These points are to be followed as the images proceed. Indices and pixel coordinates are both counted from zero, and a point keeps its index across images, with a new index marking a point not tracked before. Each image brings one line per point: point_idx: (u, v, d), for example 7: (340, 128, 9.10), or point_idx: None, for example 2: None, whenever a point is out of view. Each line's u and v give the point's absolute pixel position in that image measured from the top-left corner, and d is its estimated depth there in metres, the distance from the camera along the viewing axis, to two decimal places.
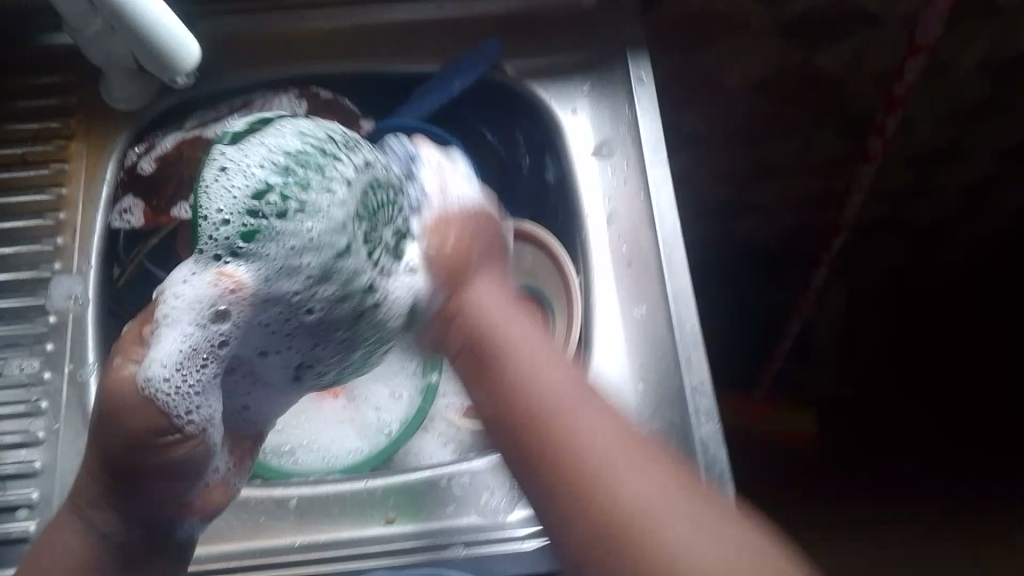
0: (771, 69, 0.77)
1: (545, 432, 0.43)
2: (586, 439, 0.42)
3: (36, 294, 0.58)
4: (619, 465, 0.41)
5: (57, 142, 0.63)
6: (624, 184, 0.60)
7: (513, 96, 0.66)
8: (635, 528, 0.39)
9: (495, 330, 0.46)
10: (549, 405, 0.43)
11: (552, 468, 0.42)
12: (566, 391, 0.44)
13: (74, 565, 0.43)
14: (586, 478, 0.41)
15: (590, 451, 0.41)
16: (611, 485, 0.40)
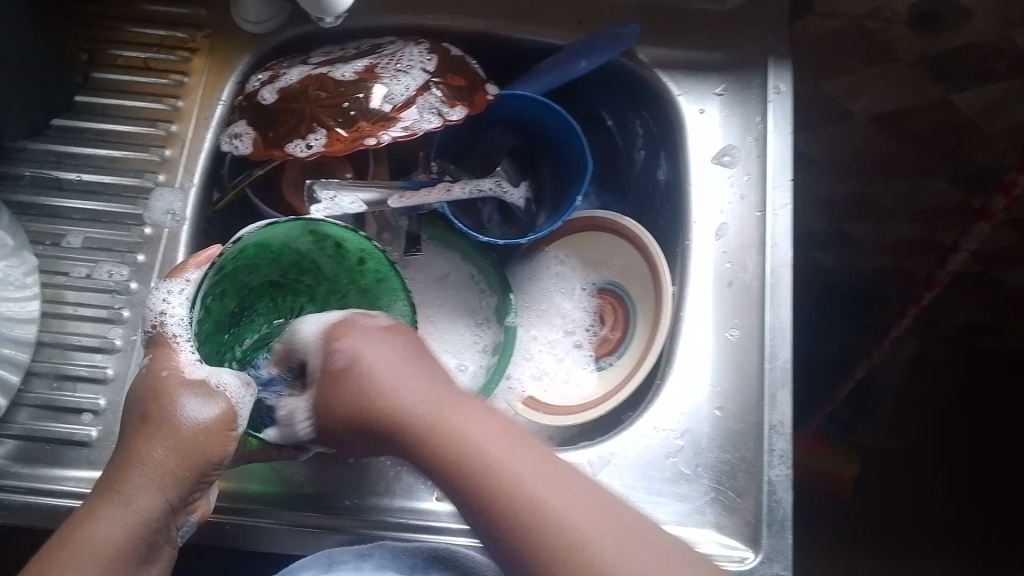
0: (903, 103, 0.73)
1: (466, 467, 0.40)
2: (506, 474, 0.39)
3: (136, 203, 0.58)
4: (562, 511, 0.38)
5: (181, 54, 0.62)
6: (742, 200, 0.57)
7: (640, 86, 0.63)
8: (560, 557, 0.37)
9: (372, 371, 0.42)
10: (453, 419, 0.41)
11: (477, 505, 0.40)
12: (488, 433, 0.41)
13: (113, 551, 0.39)
14: (516, 514, 0.38)
15: (509, 489, 0.39)
16: (532, 510, 0.38)
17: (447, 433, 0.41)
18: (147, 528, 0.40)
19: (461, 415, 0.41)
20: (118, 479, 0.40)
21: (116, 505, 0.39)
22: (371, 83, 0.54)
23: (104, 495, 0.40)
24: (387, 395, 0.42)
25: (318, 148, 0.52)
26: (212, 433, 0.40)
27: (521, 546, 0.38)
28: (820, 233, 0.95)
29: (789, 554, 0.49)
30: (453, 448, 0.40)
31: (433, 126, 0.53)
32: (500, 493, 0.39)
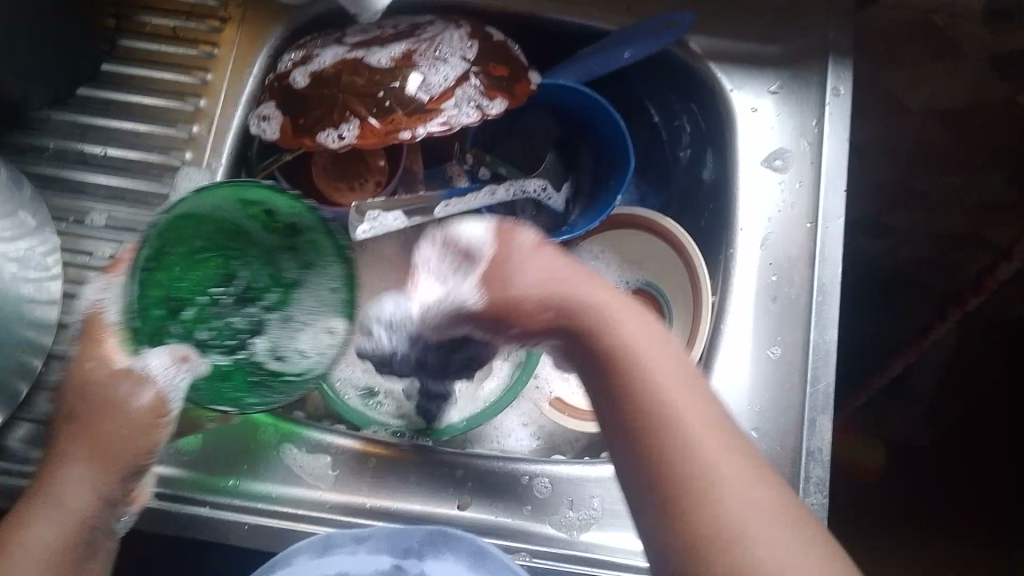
0: (967, 100, 0.69)
1: (647, 422, 0.40)
2: (649, 369, 0.41)
3: (162, 182, 0.57)
4: (708, 500, 0.37)
5: (210, 24, 0.60)
6: (792, 207, 0.55)
7: (689, 76, 0.59)
8: (705, 527, 0.37)
9: (631, 347, 0.42)
10: (615, 316, 0.43)
11: (649, 464, 0.39)
12: (669, 379, 0.41)
13: (63, 546, 0.42)
14: (672, 441, 0.39)
15: (677, 420, 0.39)
16: (680, 449, 0.38)
17: (602, 321, 0.43)
18: (87, 528, 0.43)
19: (627, 320, 0.43)
20: (59, 458, 0.43)
21: (48, 515, 0.42)
22: (409, 72, 0.51)
23: (37, 496, 0.42)
24: (613, 326, 0.43)
25: (350, 140, 0.50)
26: (107, 481, 0.43)
27: (669, 505, 0.38)
28: (864, 224, 0.91)
29: None
30: (640, 371, 0.41)
31: (472, 120, 0.51)
32: (614, 420, 0.41)
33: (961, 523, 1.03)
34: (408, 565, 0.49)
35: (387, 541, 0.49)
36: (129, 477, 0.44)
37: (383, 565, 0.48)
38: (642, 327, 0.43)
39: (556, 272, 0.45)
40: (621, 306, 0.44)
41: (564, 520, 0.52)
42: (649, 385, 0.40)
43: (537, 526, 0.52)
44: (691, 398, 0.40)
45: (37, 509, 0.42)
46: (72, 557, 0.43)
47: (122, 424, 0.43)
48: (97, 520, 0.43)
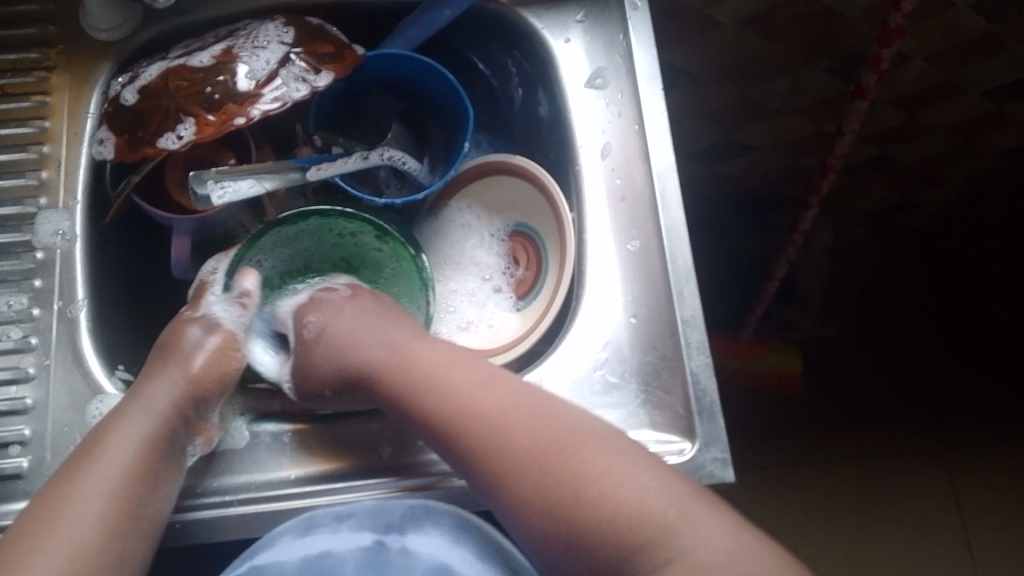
0: (765, 5, 0.75)
1: (519, 461, 0.46)
2: (545, 449, 0.46)
3: (22, 231, 0.57)
4: (598, 459, 0.45)
5: (38, 74, 0.61)
6: (619, 116, 0.59)
7: (505, 26, 0.63)
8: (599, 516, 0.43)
9: (487, 431, 0.48)
10: (432, 382, 0.51)
11: (521, 497, 0.46)
12: (555, 434, 0.47)
13: (124, 462, 0.48)
14: (529, 462, 0.46)
15: (536, 443, 0.47)
16: (578, 492, 0.44)
17: (501, 407, 0.49)
18: (168, 427, 0.51)
19: (513, 397, 0.49)
20: (127, 399, 0.51)
21: (139, 414, 0.50)
22: (231, 65, 0.54)
23: (127, 399, 0.51)
24: (459, 396, 0.50)
25: (189, 138, 0.53)
26: (180, 397, 0.52)
27: (554, 481, 0.45)
28: (717, 147, 0.98)
29: (723, 436, 0.51)
30: (535, 449, 0.46)
31: (303, 94, 0.54)
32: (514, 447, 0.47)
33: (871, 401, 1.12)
34: (390, 540, 0.50)
35: (368, 518, 0.50)
36: (203, 399, 0.54)
37: (366, 543, 0.50)
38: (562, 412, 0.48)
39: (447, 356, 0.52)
40: (489, 393, 0.49)
41: None
42: (523, 432, 0.47)
43: None
44: (559, 422, 0.47)
45: (127, 413, 0.50)
46: (149, 462, 0.49)
47: (189, 357, 0.54)
48: (175, 426, 0.51)
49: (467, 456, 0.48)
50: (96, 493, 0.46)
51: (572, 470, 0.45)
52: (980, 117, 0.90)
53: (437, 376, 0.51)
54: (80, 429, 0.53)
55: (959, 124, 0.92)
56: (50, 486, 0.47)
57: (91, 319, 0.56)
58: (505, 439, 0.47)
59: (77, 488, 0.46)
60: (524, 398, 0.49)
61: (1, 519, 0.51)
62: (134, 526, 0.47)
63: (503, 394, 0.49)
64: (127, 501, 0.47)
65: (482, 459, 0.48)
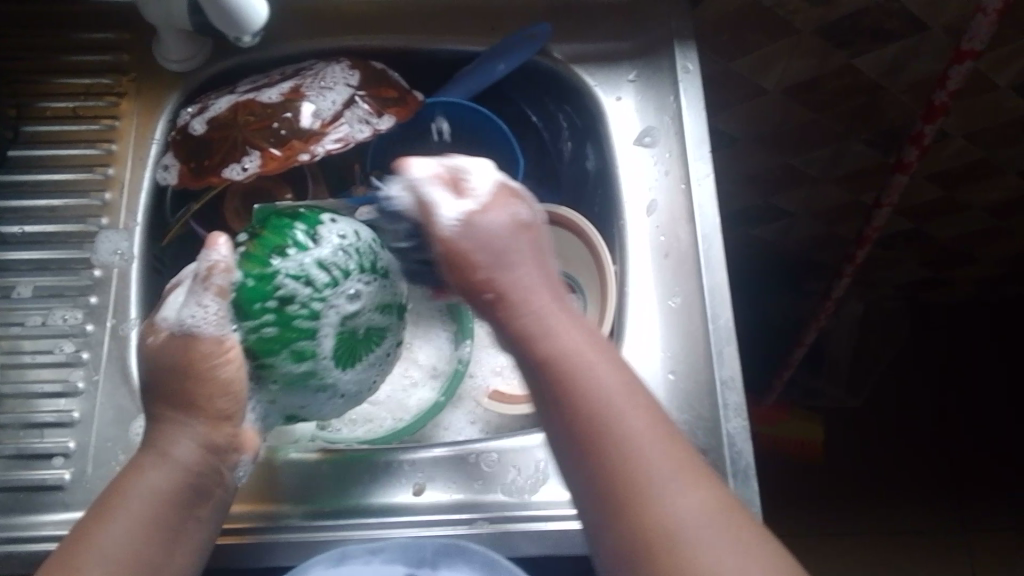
0: (810, 75, 0.76)
1: (627, 465, 0.41)
2: (657, 483, 0.40)
3: (82, 249, 0.59)
4: (705, 511, 0.40)
5: (109, 99, 0.63)
6: (666, 175, 0.60)
7: (560, 81, 0.66)
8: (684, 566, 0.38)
9: (609, 411, 0.42)
10: (572, 362, 0.43)
11: (612, 497, 0.40)
12: (666, 472, 0.40)
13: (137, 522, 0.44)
14: (638, 482, 0.40)
15: (647, 479, 0.40)
16: (671, 529, 0.39)
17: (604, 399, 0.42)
18: (190, 478, 0.46)
19: (637, 417, 0.42)
20: (142, 456, 0.46)
21: (155, 467, 0.45)
22: (298, 103, 0.56)
23: (145, 452, 0.46)
24: (595, 387, 0.42)
25: (254, 169, 0.55)
26: (202, 437, 0.47)
27: (639, 518, 0.40)
28: (753, 210, 0.99)
29: (755, 499, 0.51)
30: (646, 482, 0.40)
31: (365, 135, 0.56)
32: (621, 463, 0.40)
33: (892, 472, 1.12)
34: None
35: (401, 552, 0.50)
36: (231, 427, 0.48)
37: (399, 574, 0.49)
38: (684, 465, 0.41)
39: (579, 342, 0.44)
40: (616, 396, 0.42)
41: (515, 486, 0.53)
42: (647, 465, 0.40)
43: (487, 496, 0.53)
44: (686, 455, 0.42)
45: (144, 465, 0.46)
46: (175, 517, 0.45)
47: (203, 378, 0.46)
48: (201, 474, 0.46)
49: (564, 417, 0.42)
50: (104, 562, 0.42)
51: (671, 509, 0.40)
52: (1016, 197, 0.91)
53: (562, 351, 0.43)
54: (122, 446, 0.54)
55: (996, 201, 0.92)
56: (79, 526, 0.44)
57: None
58: (621, 436, 0.41)
59: (81, 557, 0.42)
60: (648, 424, 0.42)
61: (39, 528, 0.52)
62: (161, 561, 0.44)
63: (633, 413, 0.42)
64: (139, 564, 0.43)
65: (579, 429, 0.42)
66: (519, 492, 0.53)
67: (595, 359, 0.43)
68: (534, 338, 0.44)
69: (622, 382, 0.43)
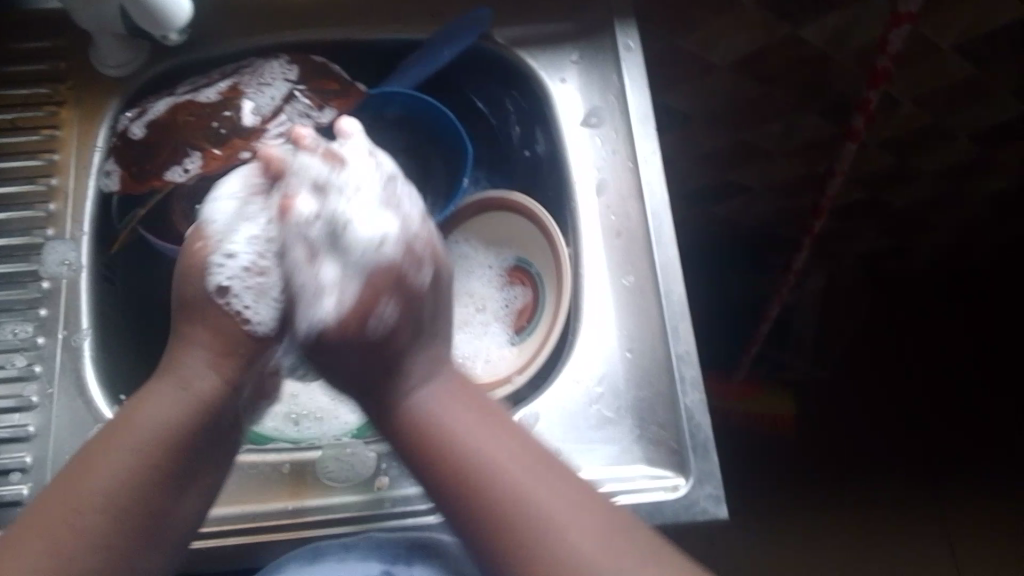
0: (757, 47, 0.77)
1: (501, 504, 0.45)
2: (541, 504, 0.45)
3: (29, 261, 0.58)
4: (574, 528, 0.44)
5: (48, 108, 0.62)
6: (614, 154, 0.61)
7: (504, 66, 0.66)
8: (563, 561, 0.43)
9: (474, 465, 0.47)
10: (434, 428, 0.49)
11: (488, 536, 0.45)
12: (559, 507, 0.45)
13: (145, 443, 0.46)
14: (517, 518, 0.45)
15: (529, 504, 0.45)
16: (549, 540, 0.44)
17: (475, 446, 0.48)
18: (201, 410, 0.48)
19: (532, 480, 0.46)
20: (164, 374, 0.49)
21: (165, 394, 0.48)
22: (238, 100, 0.57)
23: (165, 380, 0.49)
24: (462, 452, 0.48)
25: (195, 171, 0.56)
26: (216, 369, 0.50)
27: (514, 550, 0.44)
28: (711, 186, 1.00)
29: (716, 473, 0.51)
30: (537, 527, 0.44)
31: (307, 129, 0.56)
32: (489, 509, 0.45)
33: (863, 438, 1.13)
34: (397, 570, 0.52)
35: (376, 547, 0.52)
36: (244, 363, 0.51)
37: (373, 572, 0.52)
38: (553, 495, 0.45)
39: (478, 417, 0.50)
40: (501, 458, 0.47)
41: None
42: (526, 504, 0.45)
43: None
44: (518, 494, 0.45)
45: (154, 395, 0.48)
46: (175, 451, 0.47)
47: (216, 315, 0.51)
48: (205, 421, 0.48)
49: (444, 496, 0.48)
50: (100, 484, 0.44)
51: (560, 531, 0.44)
52: (967, 161, 0.93)
53: (472, 444, 0.48)
54: None
55: (948, 166, 0.94)
56: (83, 453, 0.46)
57: (94, 349, 0.57)
58: (486, 486, 0.46)
59: (82, 480, 0.44)
60: (546, 471, 0.47)
61: None
62: (152, 499, 0.45)
63: (514, 467, 0.47)
64: (129, 500, 0.44)
65: (451, 487, 0.47)
66: None
67: (496, 440, 0.48)
68: (416, 431, 0.50)
69: (554, 464, 0.48)
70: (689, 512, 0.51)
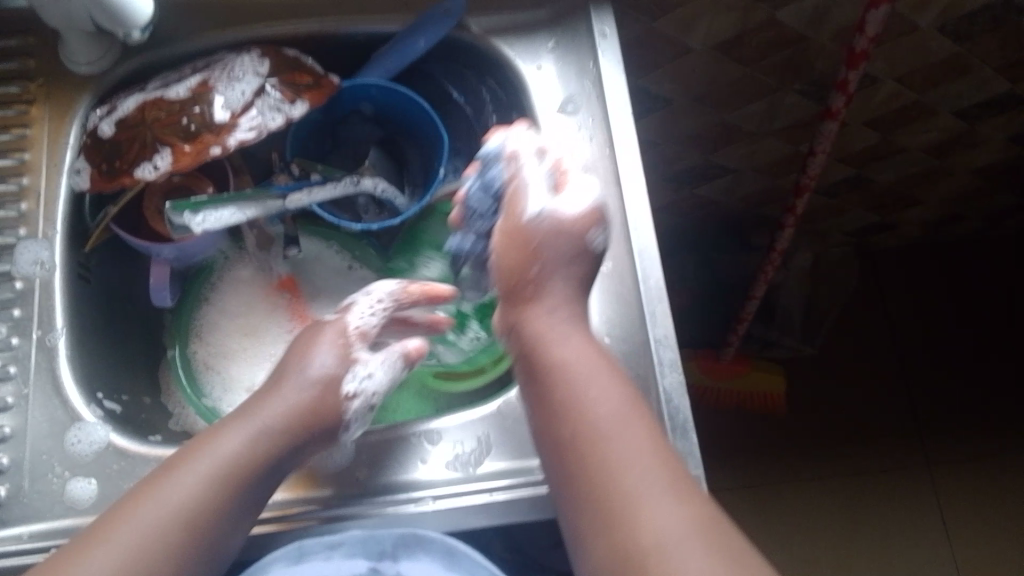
0: (735, 30, 0.76)
1: (587, 451, 0.48)
2: (616, 466, 0.46)
3: (2, 261, 0.58)
4: (635, 481, 0.45)
5: (18, 107, 0.62)
6: (591, 141, 0.60)
7: (480, 54, 0.65)
8: (618, 512, 0.45)
9: (577, 411, 0.49)
10: (544, 352, 0.52)
11: (572, 485, 0.48)
12: (632, 459, 0.46)
13: (214, 476, 0.47)
14: (591, 457, 0.47)
15: (617, 460, 0.47)
16: (631, 502, 0.45)
17: (611, 442, 0.47)
18: (262, 458, 0.49)
19: (625, 429, 0.48)
20: (259, 401, 0.51)
21: (242, 429, 0.50)
22: (209, 96, 0.55)
23: (240, 416, 0.50)
24: (569, 385, 0.51)
25: (165, 168, 0.54)
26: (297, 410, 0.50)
27: (596, 499, 0.46)
28: (696, 171, 0.99)
29: (696, 452, 0.51)
30: (614, 482, 0.46)
31: (279, 123, 0.55)
32: (603, 444, 0.48)
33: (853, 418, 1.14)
34: (384, 566, 0.49)
35: (359, 545, 0.49)
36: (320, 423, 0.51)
37: (359, 569, 0.49)
38: (626, 451, 0.47)
39: (588, 358, 0.52)
40: (611, 420, 0.48)
41: (459, 463, 0.54)
42: (601, 453, 0.47)
43: (434, 475, 0.54)
44: (615, 439, 0.48)
45: (231, 428, 0.50)
46: (236, 489, 0.48)
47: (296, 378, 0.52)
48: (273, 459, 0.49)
49: (541, 439, 0.51)
50: (156, 510, 0.45)
51: (630, 488, 0.45)
52: (951, 138, 0.92)
53: (575, 387, 0.50)
54: (58, 458, 0.54)
55: (932, 143, 0.93)
56: (149, 476, 0.47)
57: (69, 348, 0.57)
58: (598, 439, 0.48)
59: (148, 498, 0.46)
60: (635, 428, 0.48)
61: None
62: (197, 528, 0.46)
63: (601, 413, 0.49)
64: (190, 518, 0.46)
65: (556, 430, 0.50)
66: (464, 467, 0.54)
67: (623, 394, 0.50)
68: (555, 369, 0.51)
69: (605, 388, 0.50)
70: None
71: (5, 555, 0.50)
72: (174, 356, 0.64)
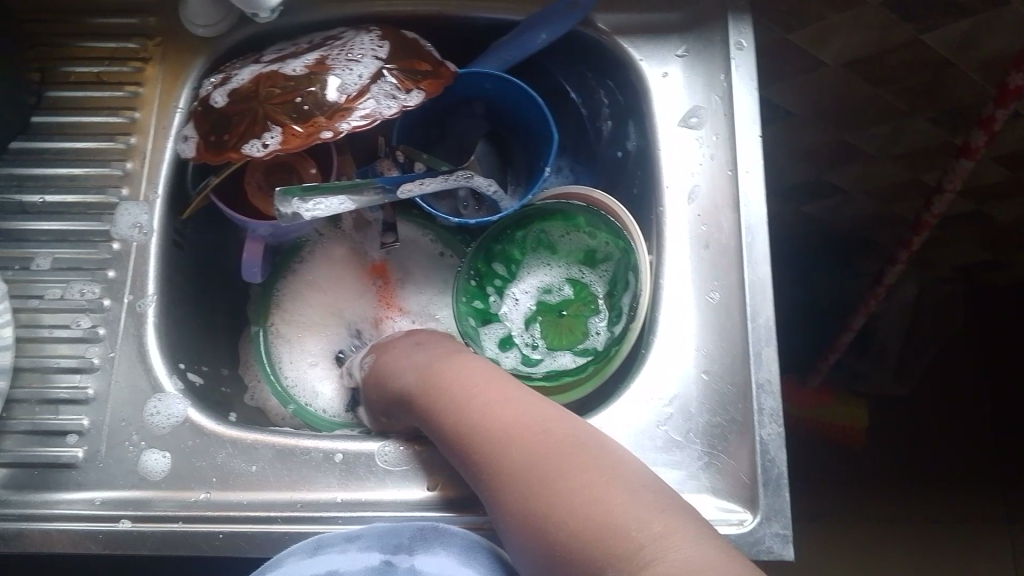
0: (875, 49, 0.71)
1: (496, 446, 0.42)
2: (535, 451, 0.41)
3: (101, 220, 0.58)
4: (568, 466, 0.39)
5: (133, 64, 0.61)
6: (712, 159, 0.56)
7: (602, 53, 0.62)
8: (555, 494, 0.38)
9: (477, 413, 0.45)
10: (433, 378, 0.49)
11: (496, 483, 0.42)
12: (553, 444, 0.40)
13: None
14: (509, 448, 0.41)
15: (538, 442, 0.41)
16: (560, 477, 0.38)
17: (502, 416, 0.44)
18: None
19: (518, 411, 0.43)
20: None
21: None
22: (324, 75, 0.54)
23: None
24: (454, 397, 0.47)
25: (275, 147, 0.53)
26: None
27: (520, 488, 0.40)
28: (804, 188, 0.94)
29: (787, 512, 0.48)
30: (533, 459, 0.40)
31: (393, 112, 0.53)
32: (511, 433, 0.42)
33: (939, 463, 1.07)
34: (398, 560, 0.45)
35: (376, 540, 0.46)
36: None
37: (373, 562, 0.45)
38: (555, 432, 0.41)
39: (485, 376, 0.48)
40: (517, 408, 0.44)
41: None
42: (521, 438, 0.41)
43: None
44: (534, 426, 0.42)
45: None
46: None
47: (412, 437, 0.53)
48: None
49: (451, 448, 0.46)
50: None
51: (555, 467, 0.39)
52: None
53: (469, 390, 0.47)
54: (136, 426, 0.53)
55: None
56: None
57: (158, 315, 0.56)
58: (504, 426, 0.43)
59: None
60: (536, 414, 0.43)
61: (53, 507, 0.51)
62: None
63: (515, 412, 0.43)
64: None
65: (460, 430, 0.45)
66: None
67: (506, 393, 0.46)
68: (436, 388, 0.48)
69: (514, 397, 0.45)
70: (754, 550, 0.47)
71: (76, 519, 0.50)
72: (257, 334, 0.63)
